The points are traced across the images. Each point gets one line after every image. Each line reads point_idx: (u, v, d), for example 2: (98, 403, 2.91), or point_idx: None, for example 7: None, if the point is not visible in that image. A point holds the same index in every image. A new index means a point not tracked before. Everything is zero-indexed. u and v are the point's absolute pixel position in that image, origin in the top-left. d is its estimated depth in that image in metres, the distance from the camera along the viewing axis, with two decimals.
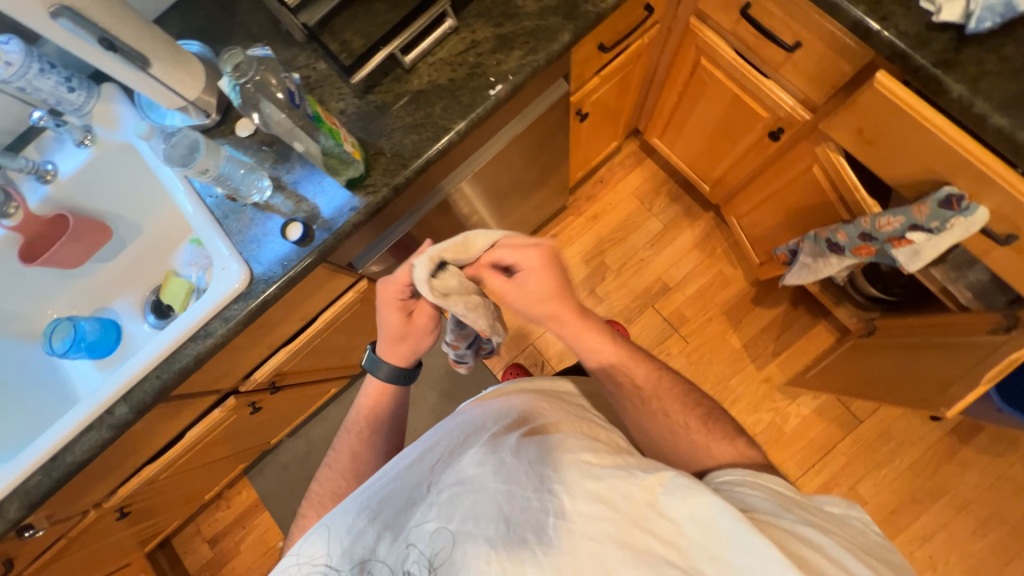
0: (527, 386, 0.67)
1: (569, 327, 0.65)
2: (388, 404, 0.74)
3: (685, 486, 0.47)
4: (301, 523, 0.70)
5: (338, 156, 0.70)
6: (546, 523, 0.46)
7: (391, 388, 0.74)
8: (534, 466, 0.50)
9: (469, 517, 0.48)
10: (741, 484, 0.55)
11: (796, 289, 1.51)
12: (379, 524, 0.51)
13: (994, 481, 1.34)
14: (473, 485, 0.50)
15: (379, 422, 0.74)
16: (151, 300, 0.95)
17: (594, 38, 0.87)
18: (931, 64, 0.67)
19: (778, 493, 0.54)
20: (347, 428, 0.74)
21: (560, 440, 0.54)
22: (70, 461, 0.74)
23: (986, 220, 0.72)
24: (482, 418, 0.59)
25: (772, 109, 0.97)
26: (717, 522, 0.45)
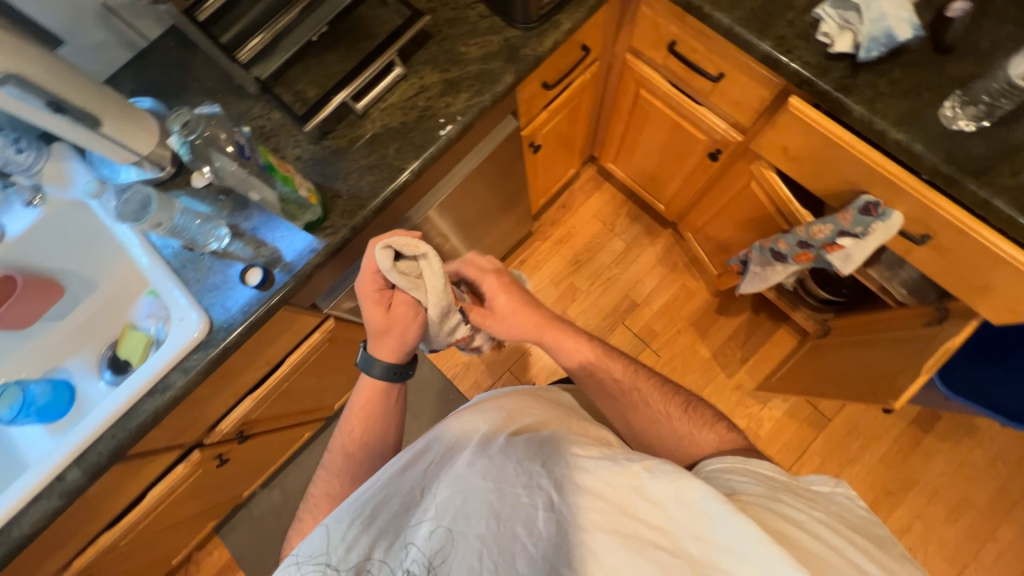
0: (516, 392, 0.69)
1: (547, 337, 0.71)
2: (381, 407, 0.72)
3: (669, 470, 0.49)
4: (298, 526, 0.70)
5: (295, 202, 0.72)
6: (536, 517, 0.49)
7: (382, 389, 0.72)
8: (523, 463, 0.53)
9: (462, 515, 0.50)
10: (730, 469, 0.57)
11: (756, 296, 1.58)
12: (372, 531, 0.51)
13: (958, 467, 1.40)
14: (464, 485, 0.52)
15: (375, 424, 0.72)
16: (107, 356, 0.92)
17: (537, 77, 0.93)
18: (833, 89, 0.75)
19: (766, 476, 0.55)
20: (343, 427, 0.72)
21: (547, 438, 0.57)
22: (19, 535, 0.69)
23: (900, 223, 0.79)
24: (471, 422, 0.61)
25: (708, 133, 1.04)
26: (703, 501, 0.46)
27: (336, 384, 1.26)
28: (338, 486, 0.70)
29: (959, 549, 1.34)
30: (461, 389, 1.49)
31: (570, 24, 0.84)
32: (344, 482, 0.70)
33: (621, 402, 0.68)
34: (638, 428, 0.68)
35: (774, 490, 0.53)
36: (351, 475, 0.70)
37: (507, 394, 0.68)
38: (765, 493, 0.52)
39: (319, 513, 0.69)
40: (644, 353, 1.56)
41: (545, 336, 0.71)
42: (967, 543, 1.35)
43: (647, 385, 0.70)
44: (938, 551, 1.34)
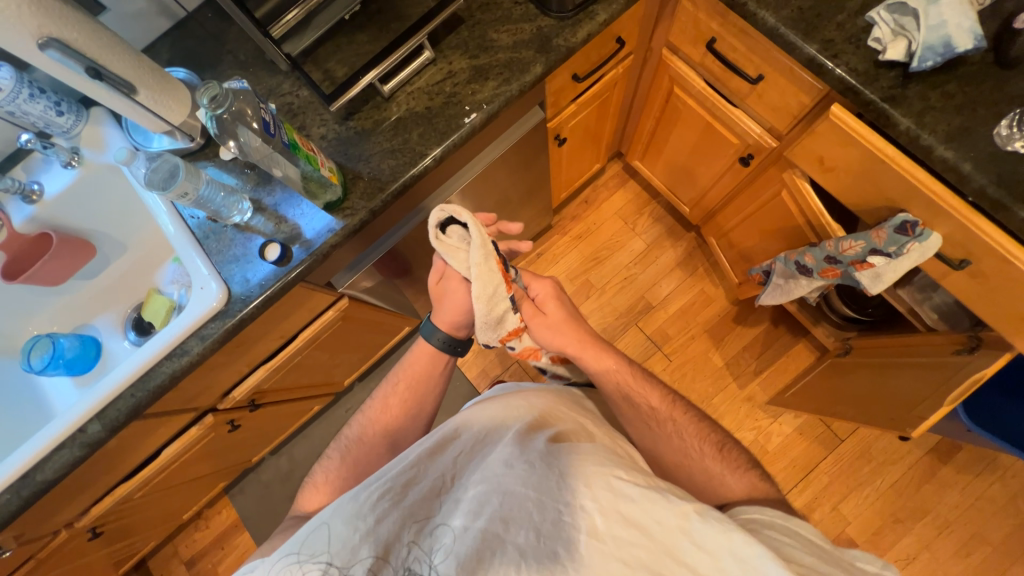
0: (549, 393, 0.68)
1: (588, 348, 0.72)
2: (431, 372, 0.76)
3: (723, 520, 0.46)
4: (325, 463, 0.73)
5: (317, 180, 0.73)
6: (576, 539, 0.46)
7: (440, 356, 0.77)
8: (566, 477, 0.51)
9: (498, 517, 0.48)
10: (769, 523, 0.53)
11: (776, 308, 1.53)
12: (403, 512, 0.50)
13: (975, 501, 1.34)
14: (501, 486, 0.51)
15: (421, 387, 0.76)
16: (132, 317, 0.96)
17: (568, 68, 0.91)
18: (879, 99, 0.71)
19: (809, 539, 0.51)
20: (391, 381, 0.77)
21: (591, 455, 0.54)
22: (40, 480, 0.74)
23: (938, 246, 0.74)
24: (509, 422, 0.60)
25: (741, 136, 1.01)
26: (758, 560, 0.43)
27: (347, 362, 1.29)
28: (373, 431, 0.74)
29: None
30: (469, 376, 1.50)
31: (607, 15, 0.81)
32: (380, 430, 0.74)
33: (637, 414, 0.69)
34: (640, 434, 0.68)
35: (821, 556, 0.49)
36: (387, 427, 0.74)
37: (541, 395, 0.67)
38: (810, 558, 0.48)
39: (348, 453, 0.73)
40: (655, 356, 1.54)
41: (581, 350, 0.72)
42: None
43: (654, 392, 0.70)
44: None
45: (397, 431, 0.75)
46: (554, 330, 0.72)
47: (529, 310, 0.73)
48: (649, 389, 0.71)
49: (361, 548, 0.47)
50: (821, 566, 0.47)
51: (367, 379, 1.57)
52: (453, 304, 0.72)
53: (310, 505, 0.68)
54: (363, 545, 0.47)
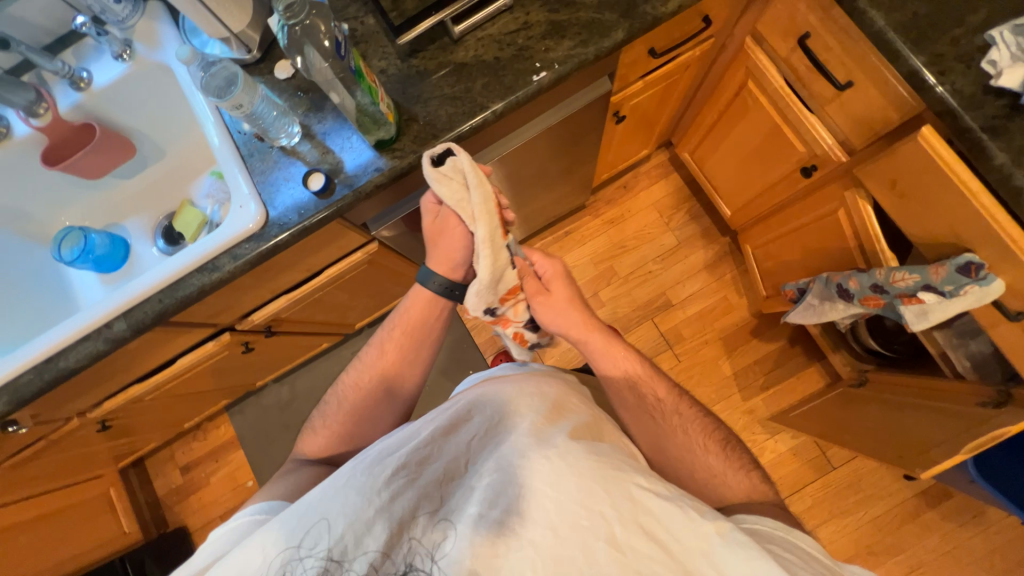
0: (561, 380, 0.65)
1: (592, 340, 0.70)
2: (428, 320, 0.74)
3: (745, 544, 0.45)
4: (324, 409, 0.75)
5: (372, 115, 0.69)
6: (595, 547, 0.45)
7: (437, 303, 0.74)
8: (587, 479, 0.48)
9: (513, 512, 0.47)
10: (769, 535, 0.51)
11: (796, 327, 1.51)
12: (417, 491, 0.50)
13: (952, 548, 1.36)
14: (517, 479, 0.49)
15: (416, 335, 0.74)
16: (163, 225, 0.95)
17: (646, 41, 0.86)
18: (978, 128, 0.66)
19: (810, 556, 0.49)
20: (387, 327, 0.75)
21: (612, 456, 0.52)
22: (63, 367, 0.75)
23: (1000, 292, 0.71)
24: (524, 407, 0.56)
25: (809, 146, 0.96)
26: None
27: (362, 306, 1.29)
28: (368, 376, 0.73)
29: None
30: (477, 341, 1.51)
31: None
32: (374, 377, 0.73)
33: (641, 403, 0.66)
34: (640, 422, 0.65)
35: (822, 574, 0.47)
36: (383, 375, 0.73)
37: (556, 382, 0.63)
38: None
39: (345, 399, 0.73)
40: (664, 354, 1.53)
41: (588, 338, 0.70)
42: None
43: (678, 390, 0.69)
44: None
45: (391, 378, 0.74)
46: (553, 311, 0.70)
47: (534, 288, 0.71)
48: (655, 377, 0.69)
49: (375, 525, 0.47)
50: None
51: (377, 326, 1.58)
52: (449, 247, 0.70)
53: (311, 448, 0.72)
54: (375, 522, 0.47)
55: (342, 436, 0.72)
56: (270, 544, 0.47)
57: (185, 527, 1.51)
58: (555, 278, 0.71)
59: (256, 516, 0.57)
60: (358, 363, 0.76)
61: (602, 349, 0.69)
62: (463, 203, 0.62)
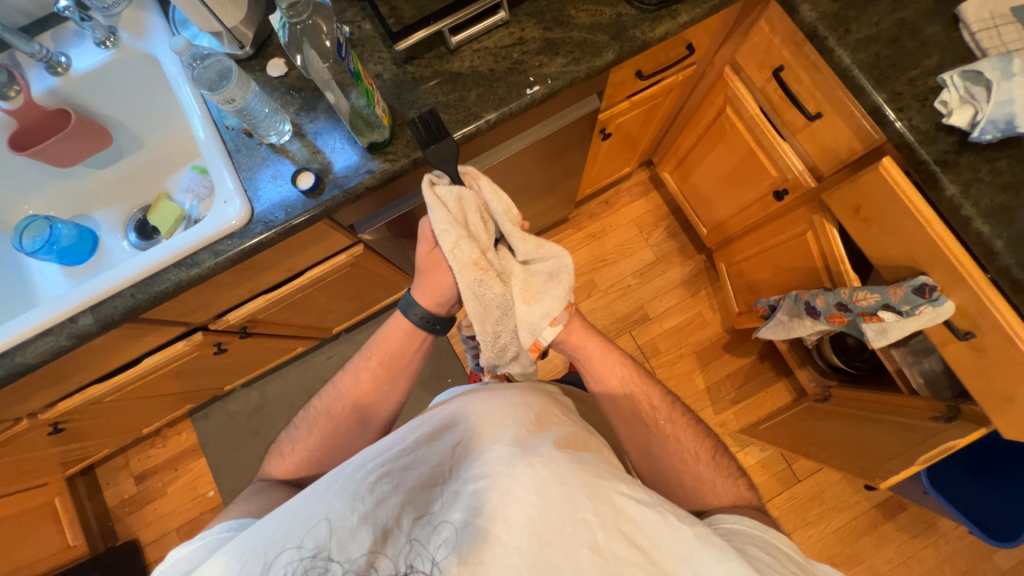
0: (541, 393, 0.64)
1: (597, 360, 0.70)
2: (408, 350, 0.70)
3: (722, 548, 0.47)
4: (292, 432, 0.71)
5: (366, 117, 0.70)
6: (578, 553, 0.45)
7: (418, 333, 0.70)
8: (570, 487, 0.48)
9: (499, 519, 0.46)
10: (748, 536, 0.52)
11: (765, 344, 1.57)
12: (401, 497, 0.49)
13: (906, 558, 1.42)
14: (502, 485, 0.48)
15: (397, 366, 0.70)
16: (136, 218, 0.92)
17: (634, 63, 0.90)
18: (932, 161, 0.73)
19: (781, 552, 0.51)
20: (364, 355, 0.70)
21: (594, 463, 0.52)
22: (19, 362, 0.71)
23: (950, 313, 0.77)
24: (506, 416, 0.55)
25: (781, 170, 1.01)
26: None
27: (341, 310, 1.27)
28: (342, 406, 0.69)
29: None
30: (457, 349, 1.50)
31: (688, 17, 0.80)
32: (349, 405, 0.69)
33: (635, 413, 0.67)
34: (629, 427, 0.67)
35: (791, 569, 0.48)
36: (358, 403, 0.69)
37: (538, 393, 0.63)
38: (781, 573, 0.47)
39: (316, 426, 0.69)
40: (640, 366, 1.57)
41: (595, 355, 0.70)
42: None
43: (662, 401, 0.70)
44: None
45: (367, 407, 0.69)
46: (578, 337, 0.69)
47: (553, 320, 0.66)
48: (652, 387, 0.69)
49: (357, 530, 0.46)
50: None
51: (354, 332, 1.55)
52: (436, 280, 0.66)
53: (281, 471, 0.68)
54: (359, 528, 0.46)
55: (314, 459, 0.68)
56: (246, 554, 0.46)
57: (136, 540, 1.41)
58: (585, 337, 0.70)
59: (226, 534, 0.54)
60: (330, 388, 0.71)
61: (600, 361, 0.70)
62: (450, 231, 0.59)
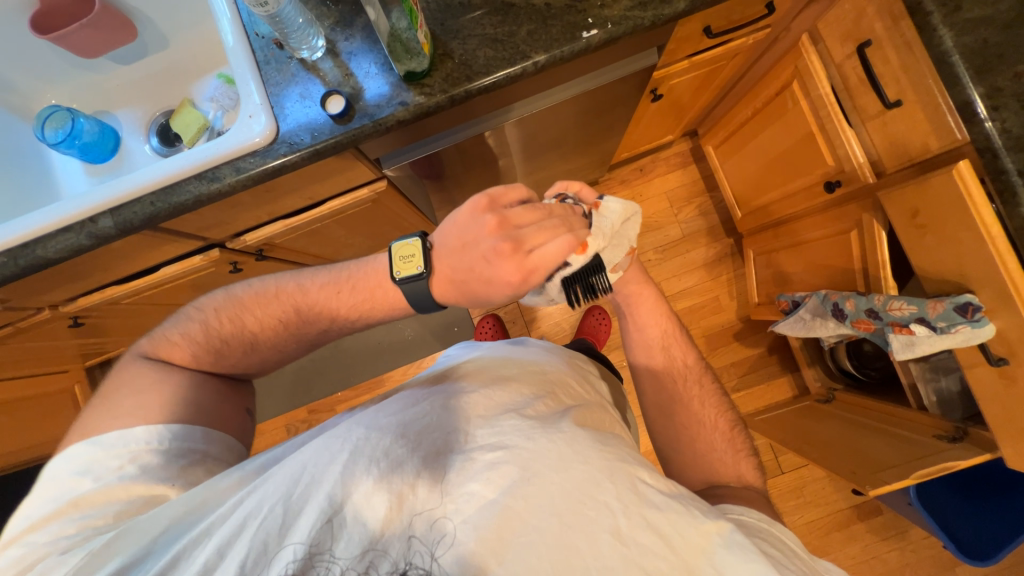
0: (563, 371, 0.60)
1: (642, 306, 0.68)
2: (387, 308, 0.56)
3: (745, 546, 0.41)
4: (183, 320, 0.58)
5: (406, 42, 0.66)
6: (598, 538, 0.39)
7: (387, 282, 0.56)
8: (593, 467, 0.42)
9: (514, 494, 0.40)
10: (757, 528, 0.48)
11: (777, 338, 1.54)
12: (416, 460, 0.43)
13: (870, 557, 1.47)
14: (520, 459, 0.42)
15: (366, 315, 0.57)
16: (158, 122, 0.88)
17: (705, 17, 0.80)
18: (1015, 171, 0.66)
19: (792, 554, 0.46)
20: (308, 278, 0.58)
21: (619, 446, 0.46)
22: (40, 255, 0.71)
23: (989, 336, 0.73)
24: (525, 393, 0.52)
25: (839, 160, 0.94)
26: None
27: (358, 246, 1.25)
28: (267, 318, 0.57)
29: None
30: None
31: None
32: (276, 319, 0.57)
33: (659, 377, 0.67)
34: (655, 385, 0.67)
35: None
36: (288, 324, 0.57)
37: (559, 373, 0.59)
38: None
39: (225, 329, 0.57)
40: None
41: (642, 301, 0.68)
42: None
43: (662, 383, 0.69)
44: None
45: (295, 329, 0.58)
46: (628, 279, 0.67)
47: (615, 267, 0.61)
48: (688, 353, 0.68)
49: (369, 495, 0.40)
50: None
51: None
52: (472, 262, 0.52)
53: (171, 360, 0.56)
54: (372, 493, 0.40)
55: (224, 354, 0.57)
56: (254, 507, 0.40)
57: None
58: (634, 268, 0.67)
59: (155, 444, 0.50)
60: (261, 293, 0.57)
61: (648, 308, 0.68)
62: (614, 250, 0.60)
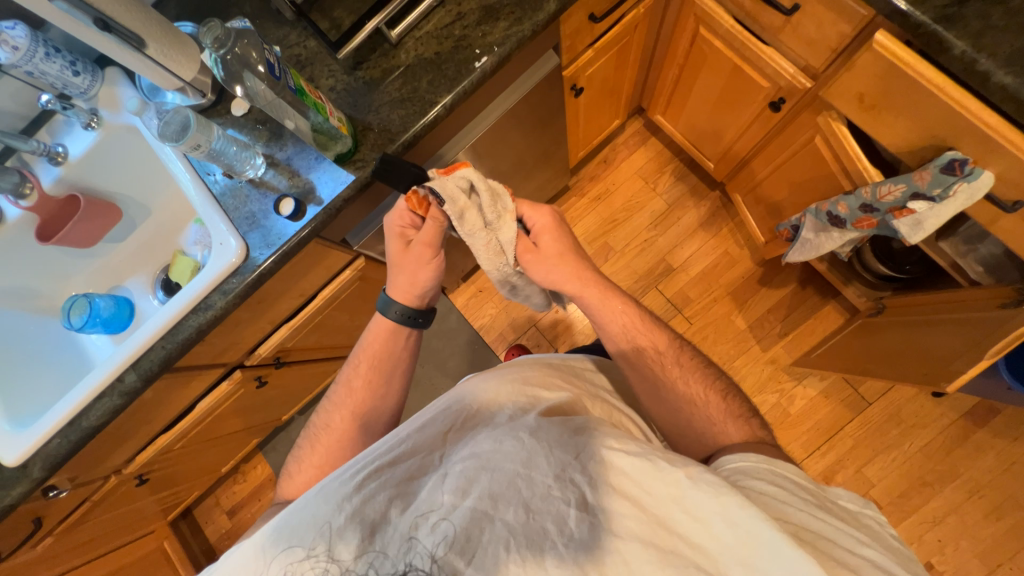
0: (536, 363, 0.64)
1: (591, 293, 0.68)
2: (392, 350, 0.72)
3: (715, 483, 0.42)
4: (296, 453, 0.70)
5: (327, 131, 0.72)
6: (565, 513, 0.43)
7: (401, 331, 0.72)
8: (555, 451, 0.47)
9: (485, 496, 0.44)
10: (753, 470, 0.50)
11: (804, 269, 1.47)
12: (391, 490, 0.46)
13: (1008, 465, 1.30)
14: (489, 463, 0.46)
15: (385, 366, 0.72)
16: (160, 278, 0.98)
17: (584, 7, 0.86)
18: (933, 20, 0.64)
19: (792, 482, 0.49)
20: (352, 363, 0.72)
21: (582, 424, 0.50)
22: (87, 426, 0.78)
23: (990, 185, 0.69)
24: (499, 396, 0.55)
25: (772, 79, 0.94)
26: (751, 525, 0.39)
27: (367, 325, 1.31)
28: (340, 417, 0.70)
29: (994, 547, 1.27)
30: (487, 340, 1.51)
31: None
32: (348, 415, 0.70)
33: (638, 355, 0.65)
34: (639, 372, 0.64)
35: (807, 504, 0.46)
36: (355, 411, 0.70)
37: (534, 367, 0.63)
38: (798, 506, 0.46)
39: (318, 443, 0.69)
40: (675, 319, 1.51)
41: (588, 293, 0.68)
42: (1006, 544, 1.27)
43: (675, 340, 0.68)
44: (972, 546, 1.28)
45: (367, 413, 0.70)
46: (546, 266, 0.68)
47: (524, 244, 0.69)
48: (656, 333, 0.67)
49: (346, 529, 0.43)
50: (809, 514, 0.45)
51: None
52: (413, 272, 0.70)
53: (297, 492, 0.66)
54: (348, 527, 0.43)
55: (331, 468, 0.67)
56: (248, 561, 0.44)
57: None
58: (545, 233, 0.70)
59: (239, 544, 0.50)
60: (336, 393, 0.72)
61: (600, 305, 0.67)
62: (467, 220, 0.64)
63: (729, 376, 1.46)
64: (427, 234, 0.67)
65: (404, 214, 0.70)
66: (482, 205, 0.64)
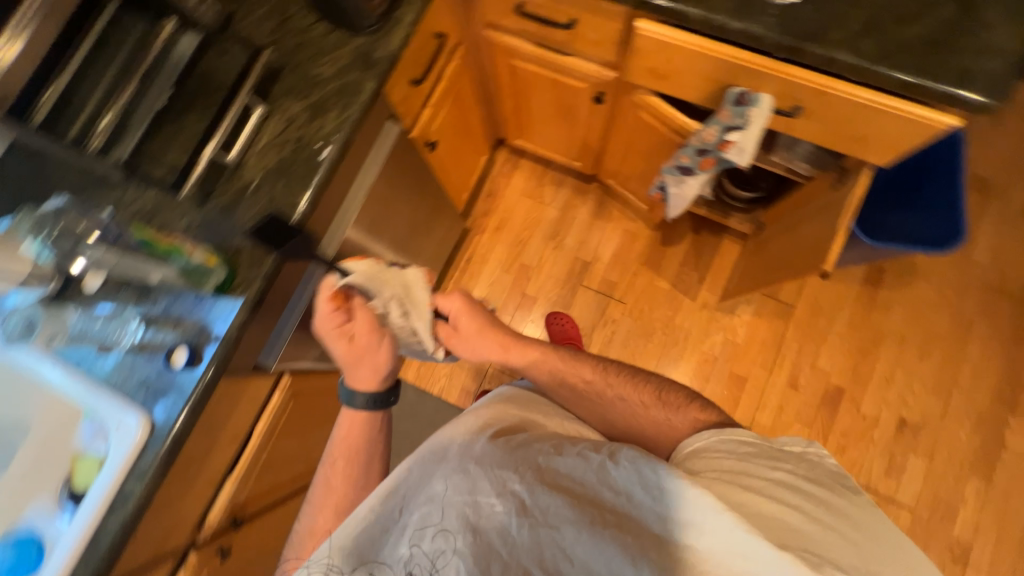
0: (490, 398, 0.72)
1: (514, 352, 0.81)
2: (365, 434, 0.74)
3: (634, 458, 0.56)
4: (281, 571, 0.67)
5: (194, 269, 0.73)
6: (509, 523, 0.52)
7: (368, 415, 0.76)
8: (497, 472, 0.56)
9: (443, 533, 0.52)
10: (703, 444, 0.63)
11: (692, 218, 1.63)
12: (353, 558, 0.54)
13: (914, 307, 1.50)
14: (443, 502, 0.54)
15: (360, 453, 0.73)
16: (64, 492, 0.85)
17: (403, 75, 0.94)
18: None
19: (736, 444, 0.62)
20: (328, 460, 0.73)
21: (524, 441, 0.61)
22: None
23: (772, 103, 0.84)
24: (451, 436, 0.62)
25: (585, 79, 1.07)
26: (661, 483, 0.53)
27: (323, 440, 1.23)
28: (323, 521, 0.68)
29: (938, 378, 1.44)
30: (452, 401, 1.48)
31: (412, 16, 0.84)
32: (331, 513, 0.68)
33: (576, 394, 0.76)
34: (582, 403, 0.75)
35: (744, 455, 0.60)
36: (337, 507, 0.69)
37: (489, 402, 0.70)
38: (738, 463, 0.59)
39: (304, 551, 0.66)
40: (610, 305, 1.59)
41: (511, 354, 0.81)
42: (944, 372, 1.44)
43: (599, 363, 0.79)
44: (922, 386, 1.44)
45: (349, 508, 0.69)
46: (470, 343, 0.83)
47: (446, 331, 0.84)
48: (581, 366, 0.78)
49: None
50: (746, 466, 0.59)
51: None
52: (370, 360, 0.75)
53: None
54: None
55: None
56: None
57: None
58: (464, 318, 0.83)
59: None
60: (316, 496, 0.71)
61: (525, 361, 0.80)
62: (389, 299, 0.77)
63: (676, 334, 1.55)
64: (362, 322, 0.75)
65: (335, 314, 0.74)
66: (397, 288, 0.79)
